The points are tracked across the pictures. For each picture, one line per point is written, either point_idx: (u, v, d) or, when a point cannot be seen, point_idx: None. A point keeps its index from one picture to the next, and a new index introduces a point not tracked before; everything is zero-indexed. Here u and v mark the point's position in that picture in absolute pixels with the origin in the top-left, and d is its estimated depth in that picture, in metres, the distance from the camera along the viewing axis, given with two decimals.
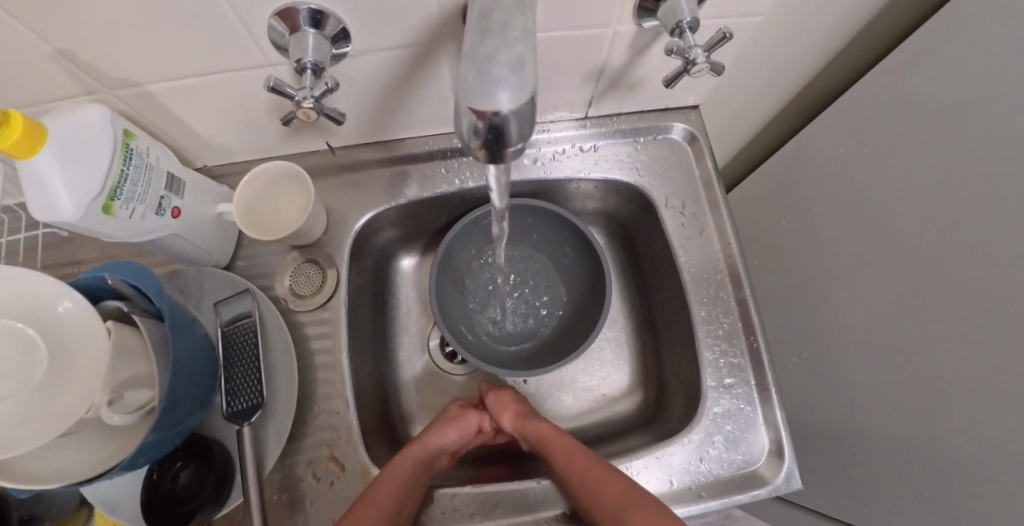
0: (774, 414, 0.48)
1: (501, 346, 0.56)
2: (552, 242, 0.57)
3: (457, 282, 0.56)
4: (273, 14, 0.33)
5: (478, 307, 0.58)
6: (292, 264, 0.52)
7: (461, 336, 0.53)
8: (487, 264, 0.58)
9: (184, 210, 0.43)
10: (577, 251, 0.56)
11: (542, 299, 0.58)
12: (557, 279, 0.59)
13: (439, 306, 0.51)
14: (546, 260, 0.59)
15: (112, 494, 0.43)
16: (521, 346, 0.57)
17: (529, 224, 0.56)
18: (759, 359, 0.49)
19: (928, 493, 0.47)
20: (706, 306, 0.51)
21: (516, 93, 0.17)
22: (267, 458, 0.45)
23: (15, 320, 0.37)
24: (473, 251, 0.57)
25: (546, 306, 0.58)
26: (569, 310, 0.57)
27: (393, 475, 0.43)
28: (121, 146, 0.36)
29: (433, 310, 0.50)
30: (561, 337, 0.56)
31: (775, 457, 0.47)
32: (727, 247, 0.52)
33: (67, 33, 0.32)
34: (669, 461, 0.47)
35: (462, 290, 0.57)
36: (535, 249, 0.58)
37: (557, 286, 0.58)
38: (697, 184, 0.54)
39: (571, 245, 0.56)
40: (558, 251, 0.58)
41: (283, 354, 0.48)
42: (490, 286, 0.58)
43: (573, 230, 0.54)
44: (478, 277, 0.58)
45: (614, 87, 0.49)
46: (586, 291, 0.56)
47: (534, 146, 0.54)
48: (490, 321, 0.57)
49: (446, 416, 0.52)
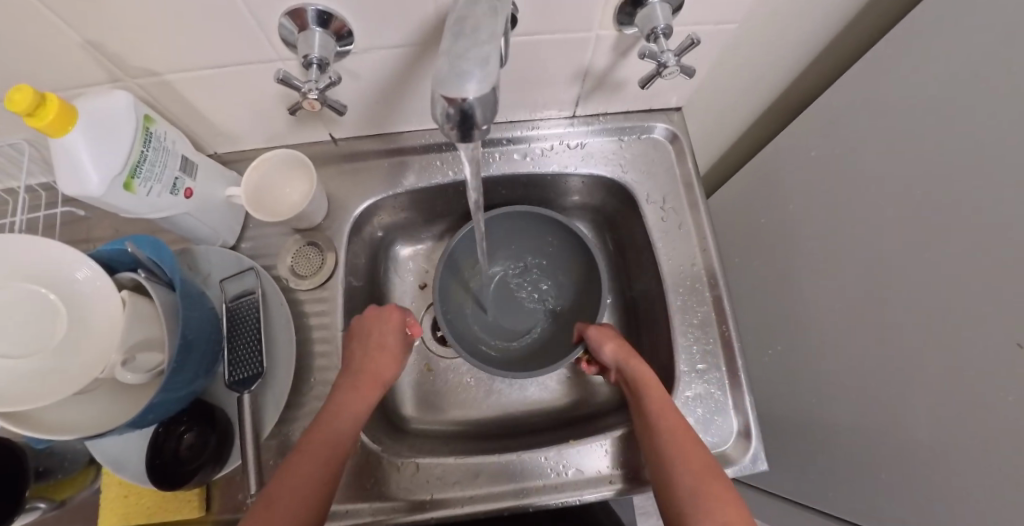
0: (743, 399, 0.51)
1: (526, 308, 0.62)
2: (534, 250, 0.62)
3: (464, 288, 0.61)
4: (284, 14, 0.37)
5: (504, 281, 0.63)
6: (294, 246, 0.55)
7: (505, 304, 0.62)
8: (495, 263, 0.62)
9: (196, 191, 0.47)
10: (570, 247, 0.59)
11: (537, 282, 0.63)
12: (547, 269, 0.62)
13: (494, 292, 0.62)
14: (544, 266, 0.63)
15: (118, 454, 0.46)
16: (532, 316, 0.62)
17: (518, 228, 0.60)
18: (731, 347, 0.52)
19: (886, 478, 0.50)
20: (682, 297, 0.54)
21: (482, 84, 0.21)
22: (267, 423, 0.48)
23: (38, 286, 0.40)
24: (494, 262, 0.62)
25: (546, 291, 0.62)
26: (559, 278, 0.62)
27: (299, 474, 0.41)
28: (142, 129, 0.40)
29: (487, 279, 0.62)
30: (562, 296, 0.62)
31: (743, 439, 0.50)
32: (704, 241, 0.55)
33: (104, 28, 0.36)
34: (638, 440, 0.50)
35: (501, 286, 0.63)
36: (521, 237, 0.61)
37: (564, 287, 0.62)
38: (679, 182, 0.57)
39: (564, 242, 0.59)
40: (543, 242, 0.61)
41: (282, 329, 0.51)
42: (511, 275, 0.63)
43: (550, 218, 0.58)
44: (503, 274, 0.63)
45: (600, 88, 0.52)
46: (583, 290, 0.60)
47: (525, 142, 0.58)
48: (501, 335, 0.61)
49: (380, 339, 0.51)
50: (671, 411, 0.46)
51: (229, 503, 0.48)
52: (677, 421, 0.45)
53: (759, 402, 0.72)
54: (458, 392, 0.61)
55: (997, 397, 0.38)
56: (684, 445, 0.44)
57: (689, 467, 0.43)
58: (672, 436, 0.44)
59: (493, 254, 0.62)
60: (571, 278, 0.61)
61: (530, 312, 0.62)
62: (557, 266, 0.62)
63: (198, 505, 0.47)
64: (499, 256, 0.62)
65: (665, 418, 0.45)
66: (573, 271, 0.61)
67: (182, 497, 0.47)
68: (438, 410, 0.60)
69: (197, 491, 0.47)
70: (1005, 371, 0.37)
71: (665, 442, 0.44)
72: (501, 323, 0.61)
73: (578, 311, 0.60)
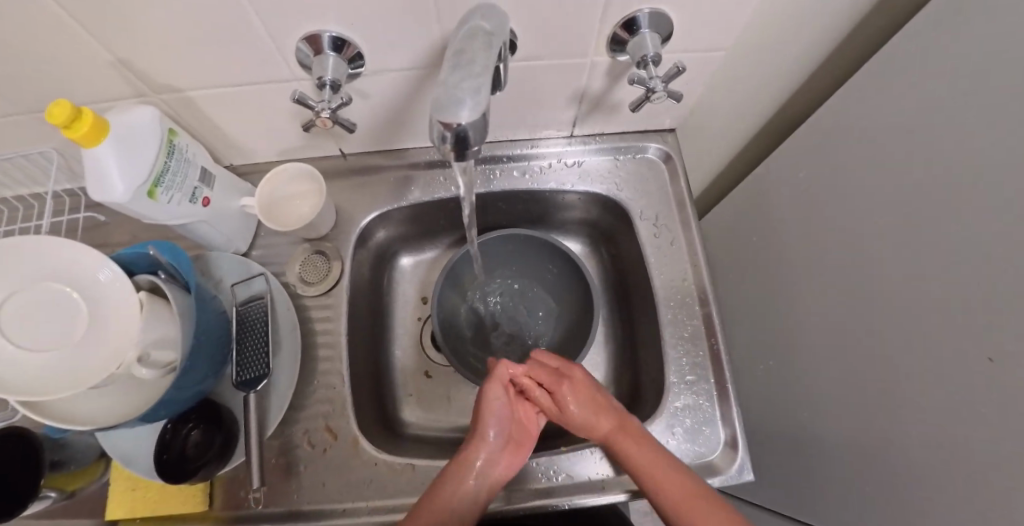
0: (731, 410, 0.52)
1: (521, 332, 0.64)
2: (532, 273, 0.65)
3: (463, 304, 0.63)
4: (302, 38, 0.40)
5: (502, 304, 0.65)
6: (302, 254, 0.58)
7: (502, 328, 0.64)
8: (493, 285, 0.64)
9: (212, 201, 0.50)
10: (568, 277, 0.62)
11: (534, 306, 0.65)
12: (545, 294, 0.65)
13: (492, 315, 0.64)
14: (542, 291, 0.65)
15: (128, 449, 0.48)
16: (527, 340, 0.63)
17: (518, 255, 0.63)
18: (719, 359, 0.54)
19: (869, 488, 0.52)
20: (673, 310, 0.56)
21: (473, 111, 0.24)
22: (270, 422, 0.50)
23: (60, 284, 0.42)
24: (493, 283, 0.65)
25: (541, 316, 0.64)
26: (556, 302, 0.64)
27: None
28: (166, 142, 0.43)
29: (485, 302, 0.64)
30: (557, 319, 0.64)
31: (730, 450, 0.51)
32: (694, 256, 0.57)
33: (130, 46, 0.39)
34: (589, 479, 0.51)
35: (497, 309, 0.64)
36: (521, 263, 0.64)
37: (558, 312, 0.64)
38: (670, 199, 0.60)
39: (564, 271, 0.62)
40: (542, 268, 0.64)
41: (288, 334, 0.53)
42: (508, 298, 0.65)
43: (545, 245, 0.61)
44: (501, 299, 0.65)
45: (597, 109, 0.54)
46: (578, 311, 0.62)
47: (525, 159, 0.61)
48: (496, 350, 0.63)
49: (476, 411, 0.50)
50: (647, 454, 0.47)
51: (231, 500, 0.50)
52: (631, 437, 0.48)
53: (757, 416, 0.74)
54: (456, 402, 0.63)
55: (969, 413, 0.39)
56: (659, 481, 0.45)
57: (669, 496, 0.45)
58: (647, 467, 0.46)
59: (492, 276, 0.64)
60: (566, 300, 0.63)
61: (525, 337, 0.64)
62: (554, 293, 0.64)
63: (201, 501, 0.49)
64: (499, 277, 0.64)
65: (646, 467, 0.46)
66: (568, 296, 0.63)
67: (188, 492, 0.49)
68: (437, 417, 0.62)
69: (201, 487, 0.49)
70: (972, 385, 0.38)
71: (642, 472, 0.46)
72: (495, 344, 0.63)
73: (572, 329, 0.62)
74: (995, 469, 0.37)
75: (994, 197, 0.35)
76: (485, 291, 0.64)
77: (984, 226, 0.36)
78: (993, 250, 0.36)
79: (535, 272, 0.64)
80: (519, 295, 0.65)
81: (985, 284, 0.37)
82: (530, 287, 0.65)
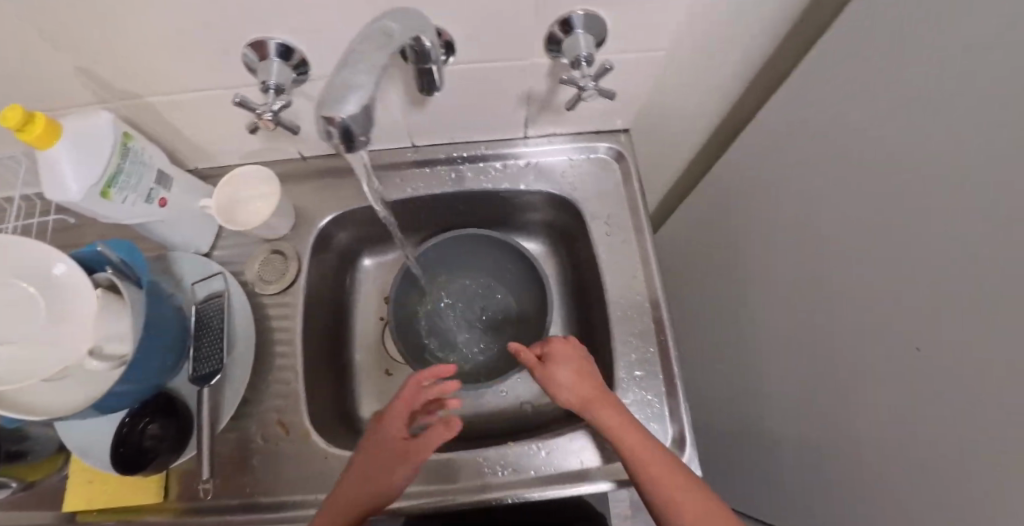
0: (677, 405, 0.53)
1: (481, 331, 0.65)
2: (492, 274, 0.66)
3: (424, 304, 0.65)
4: (247, 45, 0.42)
5: (462, 304, 0.66)
6: (261, 254, 0.59)
7: (461, 327, 0.65)
8: (454, 286, 0.66)
9: (171, 201, 0.52)
10: (525, 276, 0.63)
11: (494, 306, 0.66)
12: (504, 294, 0.66)
13: (452, 315, 0.65)
14: (501, 291, 0.66)
15: (86, 441, 0.50)
16: (485, 339, 0.64)
17: (477, 255, 0.64)
18: (667, 355, 0.54)
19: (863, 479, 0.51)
20: (623, 306, 0.57)
21: (353, 106, 0.26)
22: (222, 415, 0.52)
23: (24, 283, 0.44)
24: (454, 284, 0.66)
25: (501, 315, 0.65)
26: (514, 301, 0.65)
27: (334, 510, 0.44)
28: (120, 144, 0.45)
29: (446, 303, 0.65)
30: (516, 319, 0.65)
31: (676, 445, 0.51)
32: (645, 254, 0.58)
33: (85, 54, 0.42)
34: (536, 475, 0.51)
35: (457, 309, 0.66)
36: (480, 263, 0.65)
37: (517, 312, 0.65)
38: (622, 197, 0.61)
39: (521, 271, 0.63)
40: (501, 268, 0.65)
41: (245, 330, 0.55)
42: (469, 299, 0.66)
43: (501, 245, 0.62)
44: (462, 299, 0.66)
45: (545, 111, 0.56)
46: (534, 310, 0.62)
47: (481, 160, 0.61)
48: (455, 349, 0.64)
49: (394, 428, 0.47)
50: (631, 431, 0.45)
51: (185, 492, 0.51)
52: (604, 399, 0.47)
53: (747, 415, 0.74)
54: None
55: None
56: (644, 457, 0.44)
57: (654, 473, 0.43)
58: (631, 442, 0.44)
59: (452, 276, 0.66)
60: (523, 301, 0.64)
61: (484, 336, 0.65)
62: (513, 293, 0.65)
63: (155, 492, 0.50)
64: (460, 278, 0.66)
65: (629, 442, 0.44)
66: (526, 295, 0.64)
67: (143, 483, 0.50)
68: None
69: (156, 479, 0.50)
70: None
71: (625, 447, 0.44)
72: (454, 343, 0.64)
73: (529, 327, 0.63)
74: (965, 468, 0.36)
75: (980, 197, 0.29)
76: (446, 292, 0.66)
77: (969, 226, 0.30)
78: (978, 252, 0.30)
79: (494, 272, 0.65)
80: (480, 295, 0.66)
81: (923, 287, 0.36)
82: (490, 288, 0.66)
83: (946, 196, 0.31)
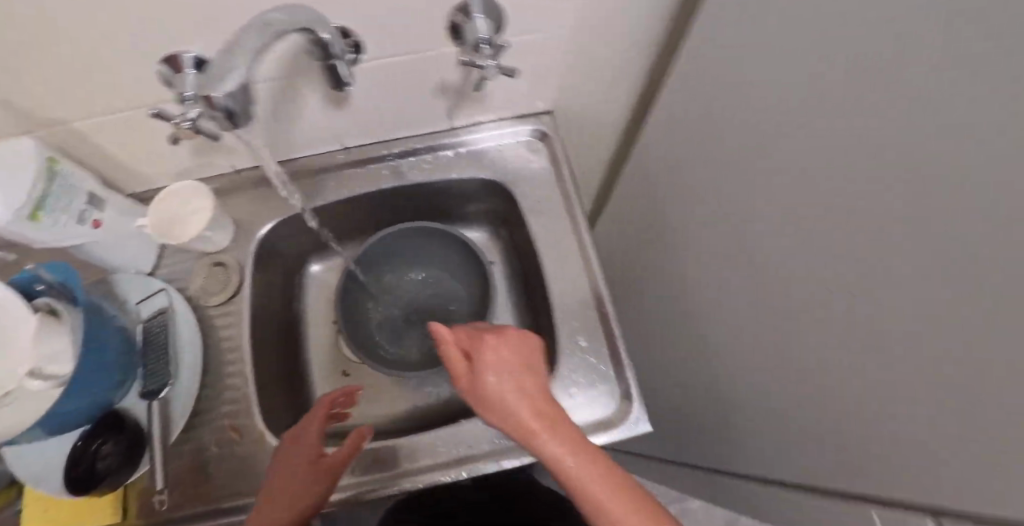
0: (620, 365, 0.54)
1: (433, 323, 0.66)
2: (438, 266, 0.66)
3: (373, 303, 0.66)
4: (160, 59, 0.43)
5: (412, 299, 0.67)
6: (203, 268, 0.59)
7: (414, 322, 0.66)
8: (402, 283, 0.67)
9: (106, 223, 0.53)
10: (469, 264, 0.64)
11: (444, 298, 0.67)
12: (453, 285, 0.66)
13: (403, 311, 0.66)
14: (449, 282, 0.67)
15: (37, 468, 0.50)
16: (437, 330, 0.66)
17: (421, 249, 0.65)
18: (607, 319, 0.56)
19: (757, 428, 0.53)
20: (562, 278, 0.58)
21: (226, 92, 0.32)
22: (173, 428, 0.52)
23: None
24: (402, 281, 0.67)
25: (451, 305, 0.66)
26: (462, 291, 0.66)
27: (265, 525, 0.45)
28: (46, 167, 0.46)
29: (397, 299, 0.67)
30: (466, 306, 0.66)
31: (622, 403, 0.53)
32: (577, 227, 0.60)
33: None
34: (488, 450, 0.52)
35: (409, 305, 0.67)
36: (425, 257, 0.65)
37: (466, 300, 0.66)
38: (552, 176, 0.62)
39: (464, 259, 0.64)
40: (446, 259, 0.65)
41: (190, 343, 0.55)
42: (419, 294, 0.67)
43: (441, 236, 0.63)
44: (412, 295, 0.67)
45: (465, 100, 0.58)
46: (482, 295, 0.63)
47: (413, 155, 0.62)
48: (409, 344, 0.65)
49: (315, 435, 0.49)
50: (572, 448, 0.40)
51: (144, 508, 0.51)
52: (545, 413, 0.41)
53: None
54: (375, 398, 0.64)
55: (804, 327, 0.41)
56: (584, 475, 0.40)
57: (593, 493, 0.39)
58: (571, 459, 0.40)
59: (399, 273, 0.66)
60: (471, 290, 0.65)
61: (436, 327, 0.66)
62: (460, 282, 0.66)
63: (114, 511, 0.50)
64: (408, 274, 0.66)
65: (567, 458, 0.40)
66: (472, 282, 0.65)
67: (100, 503, 0.50)
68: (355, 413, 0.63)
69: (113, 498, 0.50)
70: None
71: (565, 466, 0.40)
72: (408, 338, 0.66)
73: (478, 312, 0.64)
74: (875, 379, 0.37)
75: (985, 200, 0.20)
76: (395, 290, 0.67)
77: (973, 230, 0.21)
78: (979, 253, 0.21)
79: (440, 264, 0.66)
80: (429, 289, 0.67)
81: None
82: (438, 280, 0.67)
83: (937, 197, 0.22)
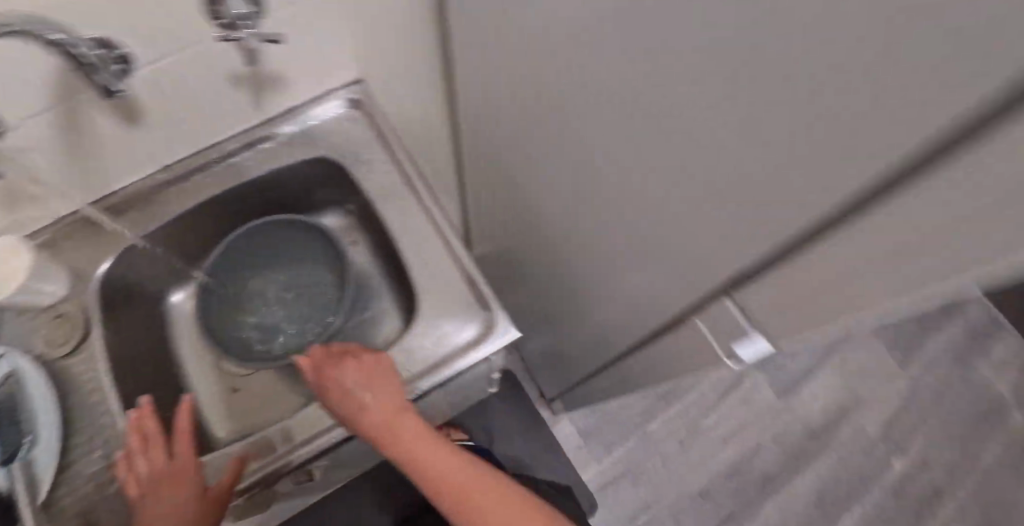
0: (474, 283, 0.56)
1: (305, 314, 0.65)
2: (295, 258, 0.66)
3: (241, 312, 0.64)
4: None
5: (280, 297, 0.66)
6: (44, 320, 0.57)
7: (286, 318, 0.65)
8: (265, 284, 0.66)
9: None
10: (321, 244, 0.64)
11: (310, 286, 0.65)
12: (315, 269, 0.65)
13: (274, 311, 0.65)
14: (311, 268, 0.66)
15: None
16: (312, 319, 0.64)
17: (271, 245, 0.64)
18: (453, 245, 0.58)
19: (605, 306, 0.56)
20: (406, 224, 0.60)
21: None
22: (41, 486, 0.50)
23: None
24: (265, 282, 0.66)
25: (318, 291, 0.65)
26: (325, 272, 0.65)
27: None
28: None
29: (263, 302, 0.65)
30: (332, 286, 0.65)
31: (484, 317, 0.55)
32: (410, 173, 0.62)
33: None
34: None
35: (277, 304, 0.65)
36: (279, 252, 0.65)
37: (332, 281, 0.65)
38: (377, 135, 0.64)
39: (316, 242, 0.64)
40: (300, 247, 0.65)
41: (45, 399, 0.52)
42: (285, 290, 0.66)
43: (284, 225, 0.63)
44: (279, 293, 0.66)
45: (264, 84, 0.59)
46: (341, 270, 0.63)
47: (235, 155, 0.63)
48: (286, 339, 0.64)
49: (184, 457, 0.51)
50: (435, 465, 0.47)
51: None
52: (412, 434, 0.48)
53: None
54: (267, 402, 0.63)
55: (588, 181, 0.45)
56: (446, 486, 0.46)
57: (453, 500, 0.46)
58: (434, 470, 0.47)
59: (259, 275, 0.65)
60: (331, 275, 0.64)
61: (309, 316, 0.65)
62: (321, 264, 0.65)
63: None
64: (268, 274, 0.66)
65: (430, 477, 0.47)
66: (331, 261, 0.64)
67: None
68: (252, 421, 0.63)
69: None
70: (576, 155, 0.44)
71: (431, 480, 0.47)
72: (284, 334, 0.64)
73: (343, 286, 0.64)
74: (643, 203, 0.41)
75: None
76: (259, 293, 0.66)
77: None
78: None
79: (296, 255, 0.65)
80: (294, 283, 0.66)
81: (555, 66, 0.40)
82: (299, 271, 0.66)
83: None
